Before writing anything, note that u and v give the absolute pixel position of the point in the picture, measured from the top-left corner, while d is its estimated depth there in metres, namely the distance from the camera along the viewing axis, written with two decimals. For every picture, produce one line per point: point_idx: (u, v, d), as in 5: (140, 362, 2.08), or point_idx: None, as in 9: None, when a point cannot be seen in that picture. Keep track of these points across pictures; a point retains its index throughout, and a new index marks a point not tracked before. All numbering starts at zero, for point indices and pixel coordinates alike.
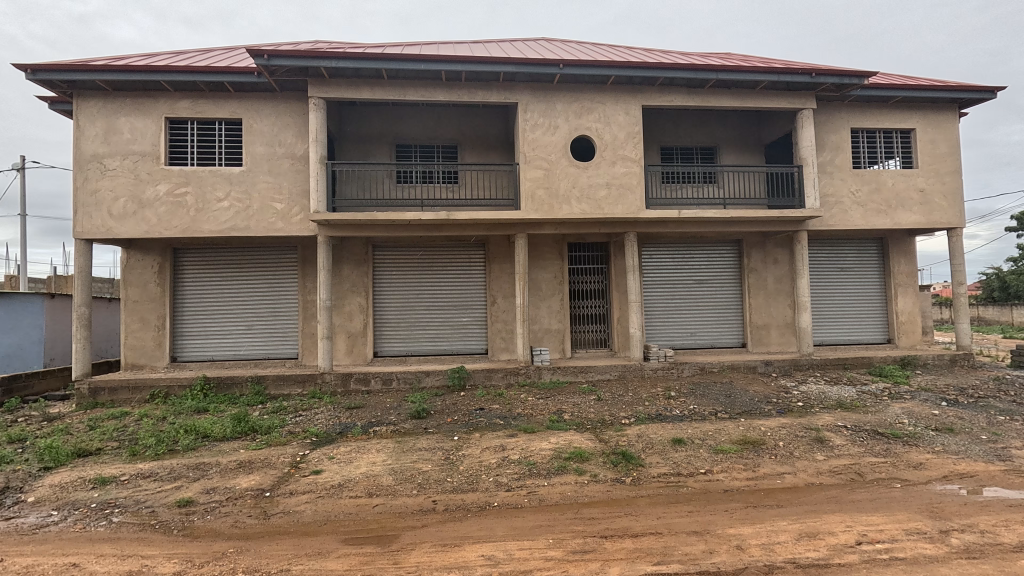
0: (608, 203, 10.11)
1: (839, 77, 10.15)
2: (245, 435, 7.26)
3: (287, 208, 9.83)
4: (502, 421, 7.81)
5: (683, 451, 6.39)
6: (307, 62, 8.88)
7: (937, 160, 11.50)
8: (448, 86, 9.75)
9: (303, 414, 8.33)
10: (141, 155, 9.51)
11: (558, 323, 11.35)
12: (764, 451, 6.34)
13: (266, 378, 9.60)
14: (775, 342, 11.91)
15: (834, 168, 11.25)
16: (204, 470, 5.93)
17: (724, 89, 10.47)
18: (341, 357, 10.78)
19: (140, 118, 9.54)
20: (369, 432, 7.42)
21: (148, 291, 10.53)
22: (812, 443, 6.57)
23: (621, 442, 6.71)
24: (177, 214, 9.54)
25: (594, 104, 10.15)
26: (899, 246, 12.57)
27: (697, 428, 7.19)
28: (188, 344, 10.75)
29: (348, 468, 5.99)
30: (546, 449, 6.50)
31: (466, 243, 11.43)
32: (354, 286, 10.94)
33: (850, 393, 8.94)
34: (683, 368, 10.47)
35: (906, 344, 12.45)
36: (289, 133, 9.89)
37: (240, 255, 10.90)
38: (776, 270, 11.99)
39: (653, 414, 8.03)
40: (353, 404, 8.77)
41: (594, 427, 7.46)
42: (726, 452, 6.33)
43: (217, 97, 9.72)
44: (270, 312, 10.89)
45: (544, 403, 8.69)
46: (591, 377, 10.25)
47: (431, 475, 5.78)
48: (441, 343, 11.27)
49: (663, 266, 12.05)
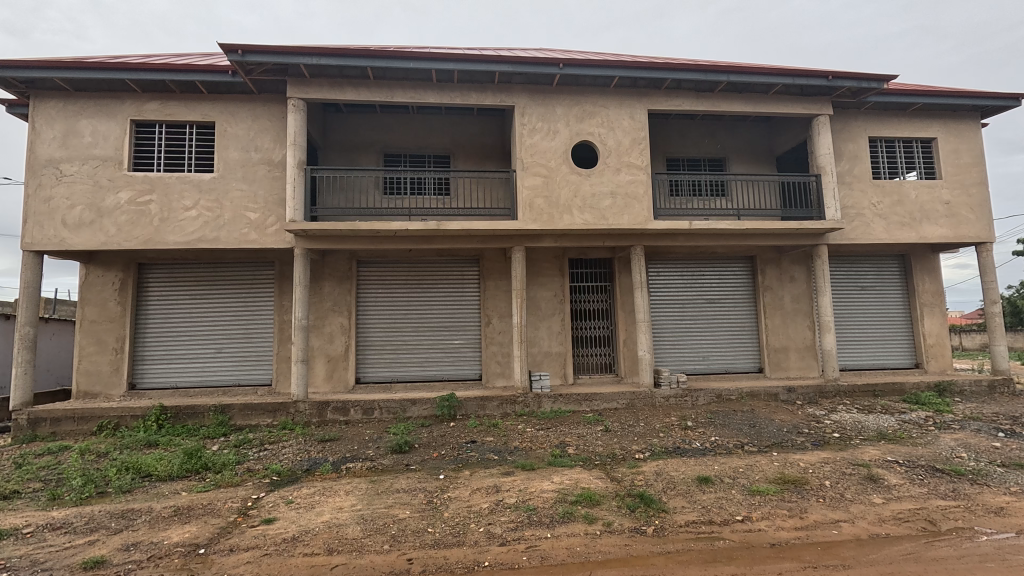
0: (613, 213, 9.28)
1: (858, 81, 9.51)
2: (194, 474, 6.16)
3: (262, 218, 8.96)
4: (497, 456, 6.76)
5: (712, 492, 5.33)
6: (285, 58, 8.19)
7: (961, 170, 10.80)
8: (439, 88, 9.05)
9: (268, 449, 7.24)
10: (103, 160, 8.69)
11: (559, 346, 10.38)
12: (809, 493, 5.30)
13: (232, 406, 8.54)
14: (795, 367, 10.95)
15: (853, 178, 10.52)
16: (130, 520, 4.83)
17: (735, 93, 9.81)
18: (319, 383, 9.75)
19: (103, 121, 8.76)
20: (341, 469, 6.36)
21: (108, 310, 9.54)
22: (865, 482, 5.53)
23: (638, 482, 5.66)
24: (139, 224, 8.65)
25: (597, 108, 9.44)
26: (923, 263, 11.74)
27: (724, 463, 6.14)
28: (149, 370, 9.70)
29: (307, 515, 4.91)
30: (548, 490, 5.44)
31: (458, 259, 10.55)
32: (336, 304, 10.00)
33: (891, 423, 7.91)
34: (698, 395, 9.42)
35: (935, 369, 11.49)
36: (267, 137, 9.11)
37: (212, 272, 9.98)
38: (792, 288, 11.15)
39: (671, 447, 6.99)
40: (327, 437, 7.68)
41: (604, 463, 6.42)
42: (763, 494, 5.27)
43: (188, 98, 8.97)
44: (243, 334, 9.90)
45: (545, 436, 7.63)
46: (596, 407, 9.18)
47: (409, 524, 4.71)
48: (431, 368, 10.26)
49: (671, 285, 11.16)
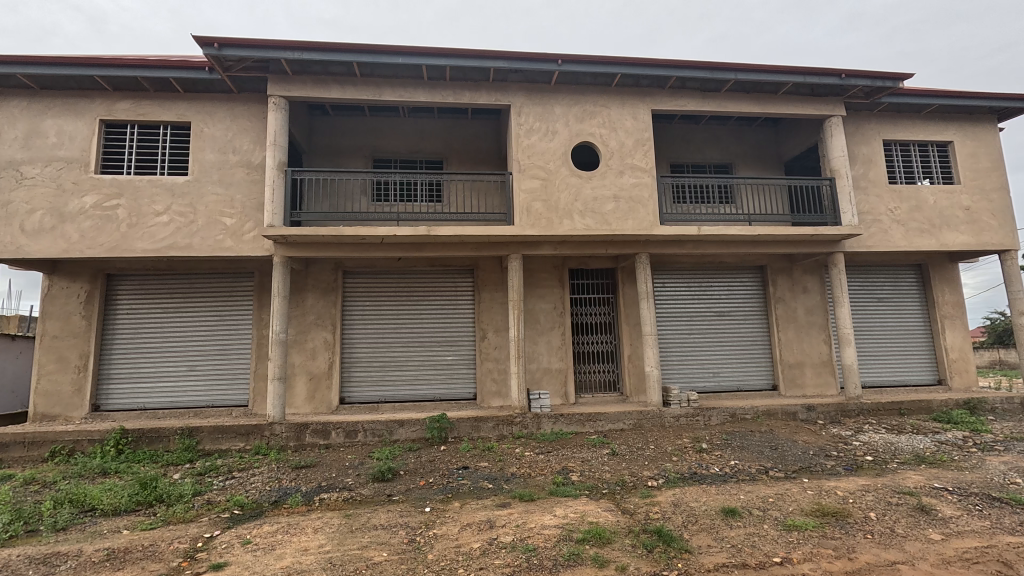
0: (617, 217, 8.67)
1: (872, 79, 9.03)
2: (145, 509, 5.39)
3: (238, 224, 8.32)
4: (491, 485, 5.99)
5: (741, 528, 4.57)
6: (264, 52, 7.65)
7: (981, 175, 10.25)
8: (430, 86, 8.53)
9: (236, 477, 6.46)
10: (67, 162, 8.08)
11: (559, 363, 9.66)
12: (854, 528, 4.56)
13: (200, 429, 7.72)
14: (812, 384, 10.23)
15: (868, 183, 9.97)
16: (52, 567, 4.03)
17: (742, 93, 9.31)
18: (300, 404, 8.98)
19: (70, 121, 8.18)
20: (313, 501, 5.59)
21: (71, 325, 8.80)
22: (916, 515, 4.77)
23: (654, 515, 4.89)
24: (105, 230, 7.99)
25: (598, 107, 8.91)
26: (942, 273, 11.13)
27: (750, 492, 5.37)
28: (115, 390, 8.94)
29: (265, 560, 4.13)
30: (551, 526, 4.67)
31: (451, 269, 9.89)
32: (319, 318, 9.30)
33: (926, 445, 7.17)
34: (711, 415, 8.66)
35: (960, 386, 10.78)
36: (246, 139, 8.53)
37: (187, 283, 9.29)
38: (806, 299, 10.51)
39: (687, 473, 6.25)
40: (302, 463, 6.90)
41: (613, 492, 5.67)
42: (802, 530, 4.52)
43: (163, 98, 8.41)
44: (219, 350, 9.18)
45: (545, 460, 6.86)
46: (601, 428, 8.39)
47: (386, 570, 3.93)
48: (421, 387, 9.52)
49: (678, 297, 10.49)
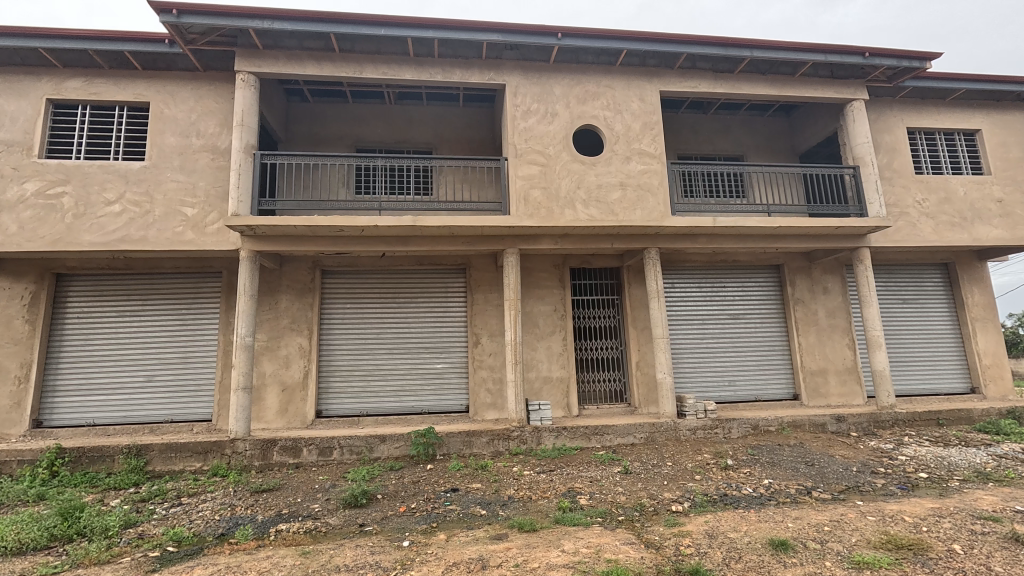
0: (623, 208, 7.84)
1: (898, 59, 8.31)
2: (59, 546, 4.39)
3: (201, 214, 7.44)
4: (485, 512, 5.01)
5: (798, 566, 3.63)
6: (227, 20, 6.80)
7: (1013, 165, 9.52)
8: (416, 63, 7.73)
9: (183, 504, 5.45)
10: (7, 145, 7.19)
11: (561, 370, 8.73)
12: (939, 564, 3.63)
13: (149, 448, 6.68)
14: (837, 393, 9.34)
15: (892, 173, 9.21)
16: None
17: (758, 73, 8.55)
18: (271, 419, 7.99)
19: (13, 101, 7.32)
20: (268, 534, 4.61)
21: (12, 330, 7.79)
22: (1012, 547, 3.84)
23: (686, 550, 3.94)
24: (48, 220, 7.07)
25: (601, 88, 8.14)
26: (971, 272, 10.33)
27: (800, 520, 4.42)
28: (62, 404, 7.93)
29: None
30: (560, 566, 3.70)
31: (441, 269, 9.00)
32: (293, 322, 8.35)
33: (984, 459, 6.26)
34: (732, 426, 7.72)
35: (995, 395, 9.92)
36: (212, 121, 7.68)
37: (146, 284, 8.34)
38: (827, 301, 9.67)
39: (716, 495, 5.29)
40: (264, 486, 5.89)
41: (631, 520, 4.71)
42: (876, 569, 3.56)
43: (120, 76, 7.57)
44: (180, 358, 8.21)
45: (549, 481, 5.89)
46: (609, 442, 7.43)
47: None
48: (408, 398, 8.55)
49: (688, 297, 9.62)
